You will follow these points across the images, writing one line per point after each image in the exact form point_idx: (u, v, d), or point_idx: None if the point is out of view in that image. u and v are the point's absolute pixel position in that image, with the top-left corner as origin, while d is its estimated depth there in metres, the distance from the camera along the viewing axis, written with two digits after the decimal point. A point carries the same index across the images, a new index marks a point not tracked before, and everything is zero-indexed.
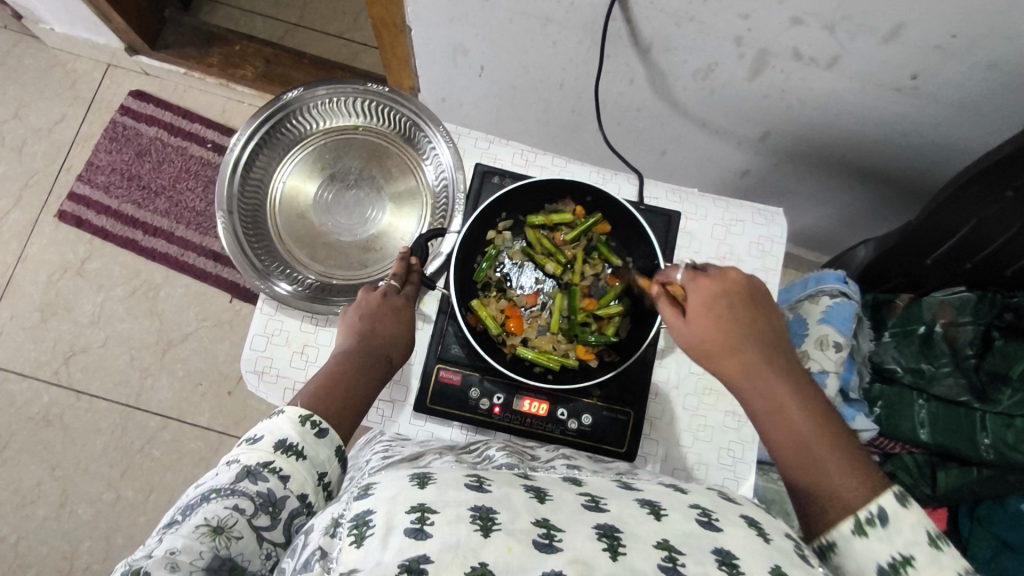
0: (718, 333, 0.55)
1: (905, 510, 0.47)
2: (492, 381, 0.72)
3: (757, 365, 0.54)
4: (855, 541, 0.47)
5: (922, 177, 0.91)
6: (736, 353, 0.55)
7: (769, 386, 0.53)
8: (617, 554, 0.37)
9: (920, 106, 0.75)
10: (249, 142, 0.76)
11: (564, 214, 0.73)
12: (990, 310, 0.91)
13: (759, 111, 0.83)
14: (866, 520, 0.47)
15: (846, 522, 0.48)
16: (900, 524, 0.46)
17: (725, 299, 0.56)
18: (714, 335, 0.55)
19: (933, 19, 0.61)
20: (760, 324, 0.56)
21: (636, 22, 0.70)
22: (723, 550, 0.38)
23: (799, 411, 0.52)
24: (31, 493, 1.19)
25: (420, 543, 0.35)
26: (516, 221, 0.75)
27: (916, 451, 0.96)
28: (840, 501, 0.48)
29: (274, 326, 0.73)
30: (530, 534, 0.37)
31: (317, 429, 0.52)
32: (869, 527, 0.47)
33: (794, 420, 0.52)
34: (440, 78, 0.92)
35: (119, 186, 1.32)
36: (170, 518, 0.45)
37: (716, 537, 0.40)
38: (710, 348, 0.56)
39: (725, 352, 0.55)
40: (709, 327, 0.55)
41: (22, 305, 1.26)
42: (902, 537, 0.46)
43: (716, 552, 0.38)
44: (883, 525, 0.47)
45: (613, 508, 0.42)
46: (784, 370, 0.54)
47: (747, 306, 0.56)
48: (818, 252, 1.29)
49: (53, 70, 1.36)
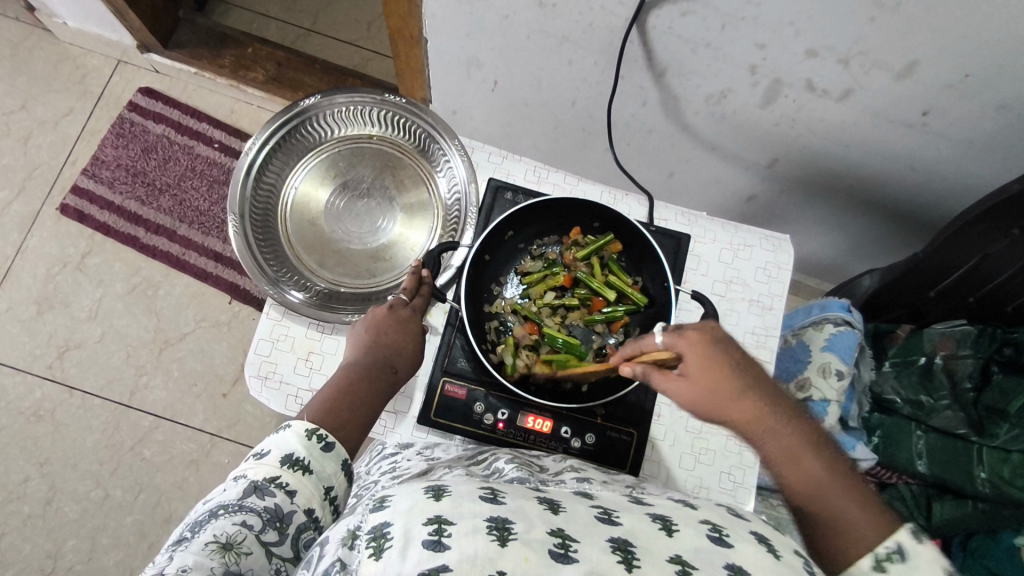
0: (718, 385, 0.52)
1: (921, 546, 0.46)
2: (497, 397, 0.72)
3: (763, 413, 0.52)
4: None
5: (925, 211, 0.93)
6: (740, 402, 0.52)
7: (777, 427, 0.52)
8: (632, 566, 0.37)
9: (929, 141, 0.76)
10: (263, 147, 0.76)
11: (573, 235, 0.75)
12: (990, 344, 0.92)
13: (768, 139, 0.84)
14: (885, 555, 0.46)
15: (864, 559, 0.46)
16: (918, 561, 0.45)
17: (717, 350, 0.53)
18: (711, 387, 0.53)
19: (947, 57, 0.62)
20: (756, 368, 0.54)
21: (653, 46, 0.71)
22: (736, 566, 0.39)
23: (814, 457, 0.50)
24: (18, 489, 1.17)
25: (438, 555, 0.36)
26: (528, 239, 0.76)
27: (912, 482, 0.96)
28: (858, 538, 0.47)
29: (280, 331, 0.72)
30: (546, 544, 0.38)
31: (323, 443, 0.52)
32: (888, 564, 0.45)
33: (805, 459, 0.51)
34: (453, 91, 0.93)
35: (123, 182, 1.32)
36: (179, 535, 0.45)
37: (727, 553, 0.40)
38: (707, 402, 0.53)
39: (724, 404, 0.53)
40: (708, 381, 0.53)
41: (18, 298, 1.25)
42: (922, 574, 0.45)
43: (727, 567, 0.39)
44: (903, 560, 0.45)
45: (625, 521, 0.42)
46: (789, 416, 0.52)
47: (738, 353, 0.54)
48: (818, 278, 1.30)
49: (63, 63, 1.36)
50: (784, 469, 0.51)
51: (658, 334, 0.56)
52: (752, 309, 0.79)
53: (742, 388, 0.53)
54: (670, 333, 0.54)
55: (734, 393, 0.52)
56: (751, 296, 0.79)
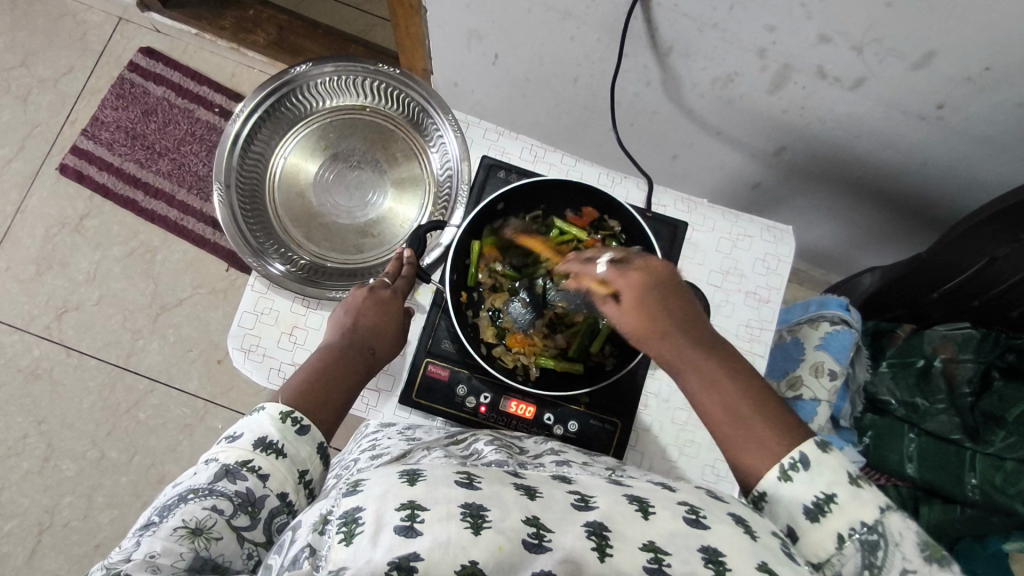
0: (654, 314, 0.55)
1: (826, 455, 0.48)
2: (480, 379, 0.71)
3: (678, 342, 0.54)
4: (782, 487, 0.48)
5: (937, 207, 0.89)
6: (664, 333, 0.55)
7: (699, 360, 0.54)
8: (605, 555, 0.37)
9: (945, 136, 0.73)
10: (251, 115, 0.74)
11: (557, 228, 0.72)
12: (993, 349, 0.89)
13: (777, 125, 0.81)
14: (790, 466, 0.48)
15: (771, 471, 0.48)
16: (821, 466, 0.47)
17: (651, 287, 0.56)
18: (648, 318, 0.55)
19: (967, 48, 0.59)
20: (681, 306, 0.56)
21: (658, 25, 0.68)
22: (711, 549, 0.38)
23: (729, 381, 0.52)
24: (16, 445, 1.19)
25: (409, 542, 0.35)
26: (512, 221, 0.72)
27: (902, 484, 0.93)
28: (762, 453, 0.49)
29: (265, 304, 0.72)
30: (521, 534, 0.37)
31: (298, 426, 0.52)
32: (792, 473, 0.48)
33: (727, 388, 0.52)
34: (452, 63, 0.90)
35: (122, 144, 1.30)
36: (146, 520, 0.45)
37: (703, 535, 0.39)
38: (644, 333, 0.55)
39: (652, 333, 0.55)
40: (641, 312, 0.55)
41: (18, 256, 1.25)
42: (824, 474, 0.47)
43: (703, 550, 0.38)
44: (805, 468, 0.48)
45: (601, 504, 0.41)
46: (708, 347, 0.54)
47: (677, 288, 0.56)
48: (824, 270, 1.27)
49: (63, 20, 1.33)
50: (701, 395, 0.53)
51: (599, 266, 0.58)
52: (748, 301, 0.77)
53: (664, 320, 0.55)
54: (613, 269, 0.57)
55: (657, 326, 0.55)
56: (747, 287, 0.77)
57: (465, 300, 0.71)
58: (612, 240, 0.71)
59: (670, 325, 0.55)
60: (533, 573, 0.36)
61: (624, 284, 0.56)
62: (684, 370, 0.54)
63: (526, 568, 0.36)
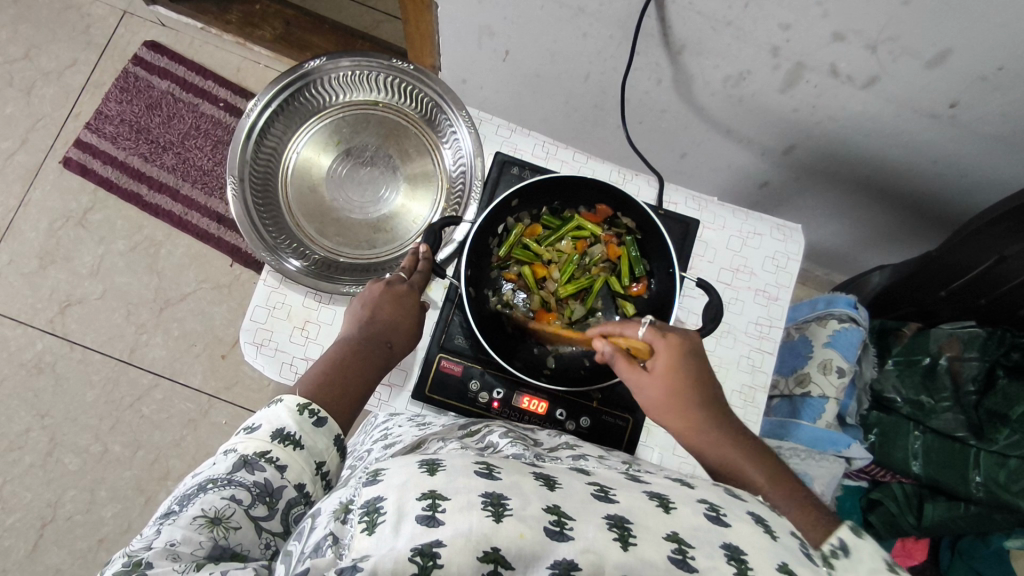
0: (680, 387, 0.57)
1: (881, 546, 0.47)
2: (493, 374, 0.72)
3: (704, 423, 0.56)
4: None
5: (942, 206, 0.90)
6: (686, 411, 0.56)
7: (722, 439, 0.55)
8: (628, 544, 0.37)
9: (955, 135, 0.73)
10: (266, 108, 0.74)
11: (573, 221, 0.73)
12: (998, 347, 0.90)
13: (786, 124, 0.81)
14: (837, 557, 0.46)
15: None
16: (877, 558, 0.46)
17: (689, 357, 0.57)
18: (672, 386, 0.57)
19: (980, 47, 0.59)
20: (708, 386, 0.57)
21: (672, 22, 0.68)
22: (733, 546, 0.38)
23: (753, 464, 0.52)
24: (19, 439, 1.19)
25: (432, 530, 0.35)
26: (527, 214, 0.73)
27: (905, 481, 0.97)
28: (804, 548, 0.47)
29: (277, 299, 0.72)
30: (543, 521, 0.37)
31: (315, 418, 0.52)
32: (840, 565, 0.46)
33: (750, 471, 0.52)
34: (462, 60, 0.90)
35: (127, 138, 1.30)
36: (167, 509, 0.45)
37: (724, 532, 0.40)
38: (668, 405, 0.57)
39: (673, 407, 0.57)
40: (669, 381, 0.57)
41: (21, 250, 1.25)
42: (880, 569, 0.45)
43: (724, 547, 0.38)
44: None
45: (621, 498, 0.41)
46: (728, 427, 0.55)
47: (704, 361, 0.58)
48: (827, 268, 1.28)
49: (68, 12, 1.33)
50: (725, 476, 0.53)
51: (639, 326, 0.59)
52: (758, 298, 0.77)
53: (689, 396, 0.56)
54: (652, 329, 0.58)
55: (681, 401, 0.56)
56: (757, 285, 0.77)
57: (510, 280, 0.74)
58: (627, 236, 0.72)
59: (695, 401, 0.57)
60: (554, 561, 0.36)
61: (654, 346, 0.58)
62: (704, 446, 0.55)
63: (546, 556, 0.36)
